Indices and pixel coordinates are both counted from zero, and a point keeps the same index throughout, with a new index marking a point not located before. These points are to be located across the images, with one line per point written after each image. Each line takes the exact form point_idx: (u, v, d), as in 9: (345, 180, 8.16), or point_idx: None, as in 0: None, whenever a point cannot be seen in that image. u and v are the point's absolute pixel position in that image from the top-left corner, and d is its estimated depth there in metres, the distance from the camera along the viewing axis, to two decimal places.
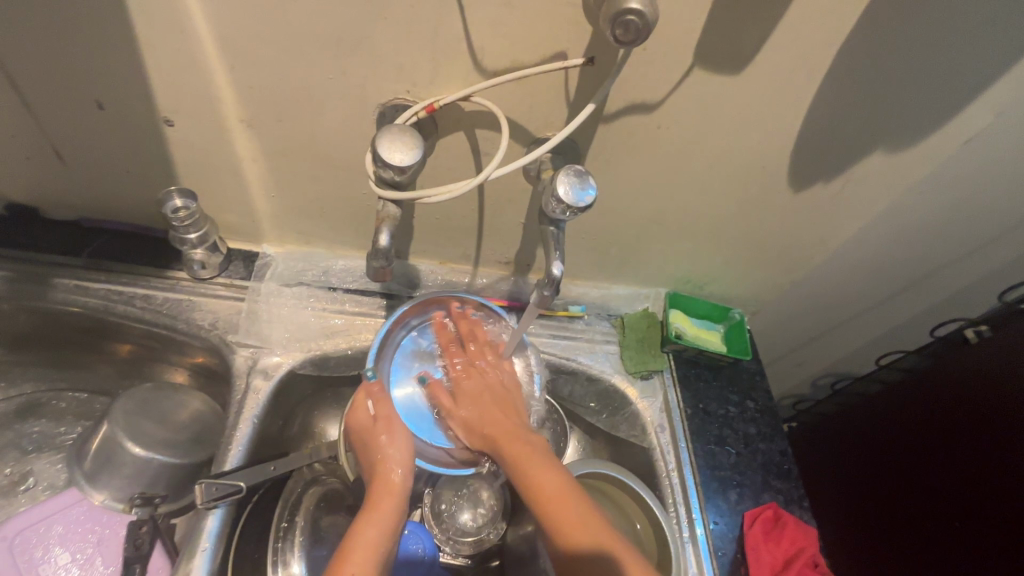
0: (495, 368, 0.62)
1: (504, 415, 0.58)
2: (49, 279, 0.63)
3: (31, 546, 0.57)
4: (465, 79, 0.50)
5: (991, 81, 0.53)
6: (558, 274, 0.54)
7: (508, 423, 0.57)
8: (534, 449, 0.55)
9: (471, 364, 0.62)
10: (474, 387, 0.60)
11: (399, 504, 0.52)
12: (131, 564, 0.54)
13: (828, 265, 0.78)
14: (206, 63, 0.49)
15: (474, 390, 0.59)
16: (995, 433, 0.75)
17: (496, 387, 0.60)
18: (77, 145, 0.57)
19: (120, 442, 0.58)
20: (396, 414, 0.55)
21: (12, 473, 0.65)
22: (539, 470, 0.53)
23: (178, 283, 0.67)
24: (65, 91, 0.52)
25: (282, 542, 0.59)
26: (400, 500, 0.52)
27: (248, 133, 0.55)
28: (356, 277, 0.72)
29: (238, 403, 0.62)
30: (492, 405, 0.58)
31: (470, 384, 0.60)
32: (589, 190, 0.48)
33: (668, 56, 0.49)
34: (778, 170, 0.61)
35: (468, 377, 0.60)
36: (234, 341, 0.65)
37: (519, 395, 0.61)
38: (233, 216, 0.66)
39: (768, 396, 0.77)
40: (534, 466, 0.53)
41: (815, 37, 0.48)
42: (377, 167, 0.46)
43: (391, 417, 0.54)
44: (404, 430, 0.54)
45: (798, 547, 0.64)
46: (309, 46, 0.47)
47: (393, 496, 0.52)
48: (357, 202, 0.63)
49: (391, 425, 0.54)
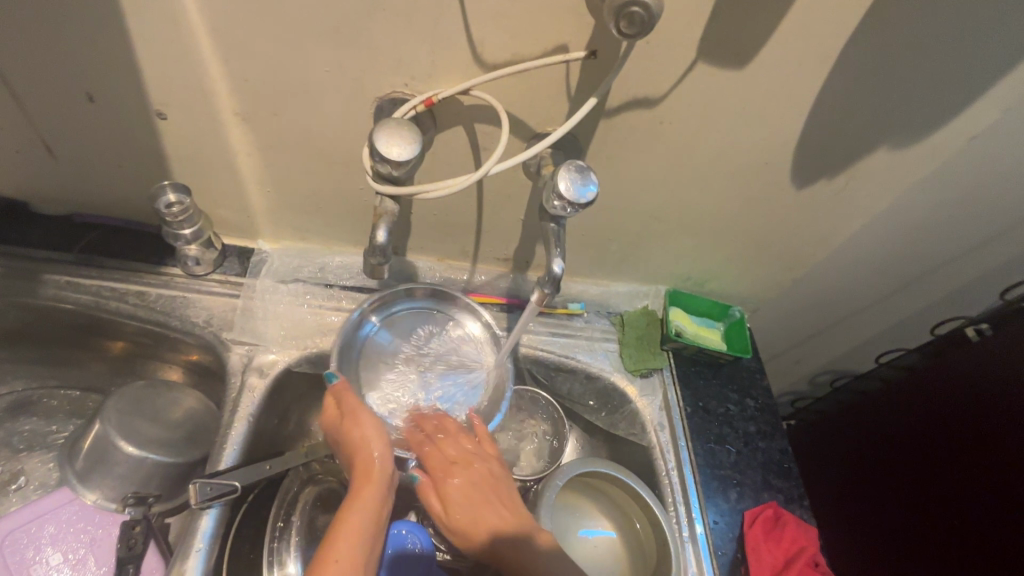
0: (477, 457, 0.57)
1: (496, 511, 0.54)
2: (39, 275, 0.62)
3: (21, 546, 0.55)
4: (465, 72, 0.49)
5: (998, 78, 0.53)
6: (559, 272, 0.53)
7: (502, 517, 0.54)
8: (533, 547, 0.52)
9: (450, 460, 0.56)
10: (460, 487, 0.54)
11: (383, 492, 0.50)
12: (124, 564, 0.54)
13: (830, 262, 0.78)
14: (200, 55, 0.47)
15: (460, 489, 0.54)
16: (996, 433, 0.75)
17: (484, 479, 0.55)
18: (68, 138, 0.56)
19: (113, 442, 0.57)
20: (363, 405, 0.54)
21: (3, 472, 0.63)
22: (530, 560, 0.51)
23: (172, 279, 0.65)
24: (55, 83, 0.50)
25: (278, 542, 0.58)
26: (385, 490, 0.51)
27: (242, 127, 0.54)
28: (353, 273, 0.71)
29: (233, 401, 0.61)
30: (482, 501, 0.54)
31: (457, 485, 0.55)
32: (591, 186, 0.47)
33: (672, 50, 0.48)
34: (782, 166, 0.60)
35: (454, 475, 0.55)
36: (229, 339, 0.64)
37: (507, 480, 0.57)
38: (228, 212, 0.65)
39: (768, 394, 0.76)
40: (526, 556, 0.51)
41: (821, 32, 0.47)
42: (375, 161, 0.45)
43: (357, 408, 0.53)
44: (372, 415, 0.53)
45: (799, 546, 0.64)
46: (305, 38, 0.46)
47: (375, 484, 0.50)
48: (354, 197, 0.62)
49: (359, 415, 0.53)
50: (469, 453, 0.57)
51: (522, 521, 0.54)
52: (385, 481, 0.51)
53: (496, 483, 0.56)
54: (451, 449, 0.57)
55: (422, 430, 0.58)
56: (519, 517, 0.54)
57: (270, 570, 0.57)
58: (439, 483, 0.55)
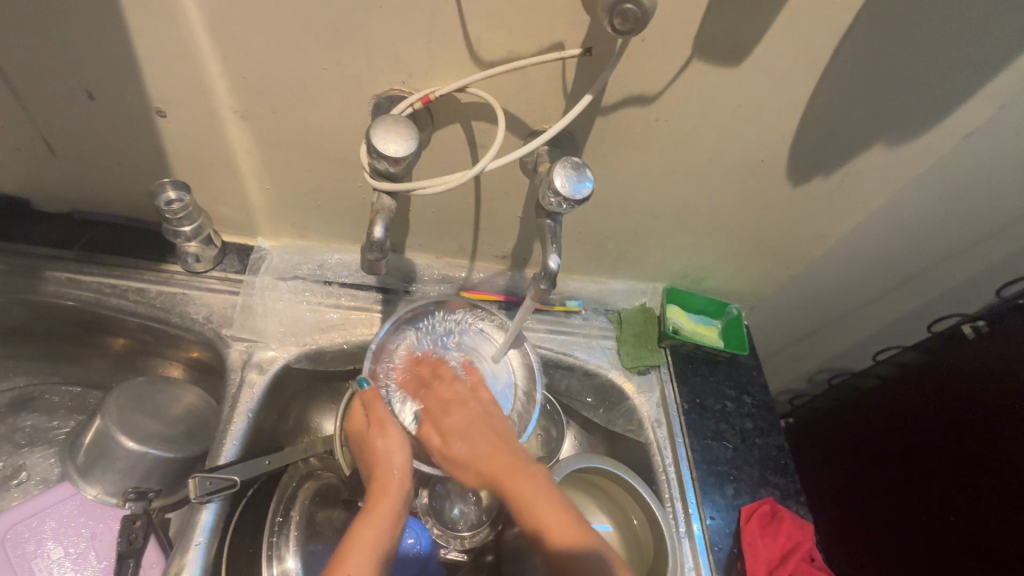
0: (474, 396, 0.56)
1: (491, 443, 0.52)
2: (41, 272, 0.63)
3: (23, 541, 0.56)
4: (462, 70, 0.49)
5: (992, 74, 0.53)
6: (555, 268, 0.54)
7: (498, 450, 0.52)
8: (537, 483, 0.50)
9: (446, 399, 0.56)
10: (457, 420, 0.54)
11: (399, 506, 0.50)
12: (125, 557, 0.55)
13: (826, 259, 0.78)
14: (199, 53, 0.48)
15: (456, 424, 0.54)
16: (992, 429, 0.75)
17: (480, 415, 0.55)
18: (69, 136, 0.56)
19: (114, 437, 0.58)
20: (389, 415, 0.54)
21: (5, 467, 0.64)
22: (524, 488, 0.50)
23: (172, 276, 0.66)
24: (55, 81, 0.51)
25: (278, 537, 0.59)
26: (401, 508, 0.51)
27: (241, 125, 0.54)
28: (352, 270, 0.71)
29: (233, 397, 0.62)
30: (477, 434, 0.53)
31: (453, 420, 0.54)
32: (586, 182, 0.47)
33: (667, 48, 0.48)
34: (777, 164, 0.61)
35: (451, 411, 0.55)
36: (228, 335, 0.65)
37: (506, 421, 0.56)
38: (227, 209, 0.66)
39: (765, 391, 0.77)
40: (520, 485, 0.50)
41: (815, 29, 0.48)
42: (372, 158, 0.46)
43: (384, 418, 0.53)
44: (398, 428, 0.53)
45: (795, 541, 0.64)
46: (303, 35, 0.46)
47: (392, 497, 0.50)
48: (352, 195, 0.62)
49: (385, 428, 0.53)
50: (466, 392, 0.57)
51: (519, 456, 0.52)
52: (402, 498, 0.51)
53: (491, 420, 0.55)
54: (447, 389, 0.57)
55: (423, 374, 0.59)
56: (514, 451, 0.53)
57: (270, 565, 0.57)
58: (436, 419, 0.55)
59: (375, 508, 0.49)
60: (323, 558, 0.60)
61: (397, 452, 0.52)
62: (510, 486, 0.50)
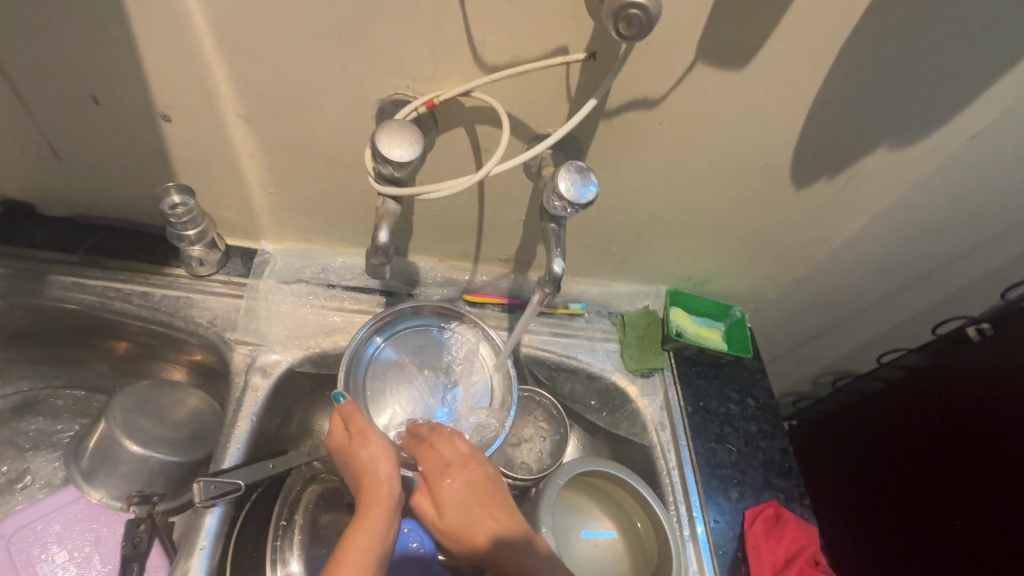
0: (473, 460, 0.54)
1: (487, 512, 0.51)
2: (45, 276, 0.63)
3: (28, 545, 0.56)
4: (465, 74, 0.49)
5: (997, 76, 0.53)
6: (559, 272, 0.53)
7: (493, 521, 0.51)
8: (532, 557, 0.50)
9: (445, 461, 0.54)
10: (453, 488, 0.52)
11: (387, 518, 0.50)
12: (129, 562, 0.55)
13: (830, 262, 0.78)
14: (203, 58, 0.48)
15: (452, 494, 0.51)
16: (997, 431, 0.75)
17: (477, 483, 0.52)
18: (73, 141, 0.56)
19: (118, 441, 0.58)
20: (371, 427, 0.54)
21: (9, 471, 0.64)
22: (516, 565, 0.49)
23: (176, 280, 0.66)
24: (61, 86, 0.51)
25: (282, 541, 0.59)
26: (389, 516, 0.50)
27: (246, 129, 0.55)
28: (355, 274, 0.71)
29: (237, 401, 0.62)
30: (474, 504, 0.51)
31: (451, 488, 0.52)
32: (591, 186, 0.47)
33: (671, 51, 0.48)
34: (781, 167, 0.61)
35: (447, 475, 0.53)
36: (232, 339, 0.65)
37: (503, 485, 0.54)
38: (231, 213, 0.66)
39: (769, 394, 0.76)
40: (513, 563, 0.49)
41: (820, 33, 0.47)
42: (376, 162, 0.46)
43: (366, 429, 0.53)
44: (379, 439, 0.53)
45: (799, 545, 0.64)
46: (307, 40, 0.47)
47: (382, 504, 0.50)
48: (356, 198, 0.62)
49: (367, 437, 0.53)
50: (464, 453, 0.54)
51: (515, 529, 0.51)
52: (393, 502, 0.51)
53: (489, 485, 0.53)
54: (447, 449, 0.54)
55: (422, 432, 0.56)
56: (510, 525, 0.51)
57: (274, 569, 0.57)
58: (432, 488, 0.53)
59: (366, 516, 0.49)
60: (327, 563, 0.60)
61: (384, 462, 0.52)
62: (507, 564, 0.49)
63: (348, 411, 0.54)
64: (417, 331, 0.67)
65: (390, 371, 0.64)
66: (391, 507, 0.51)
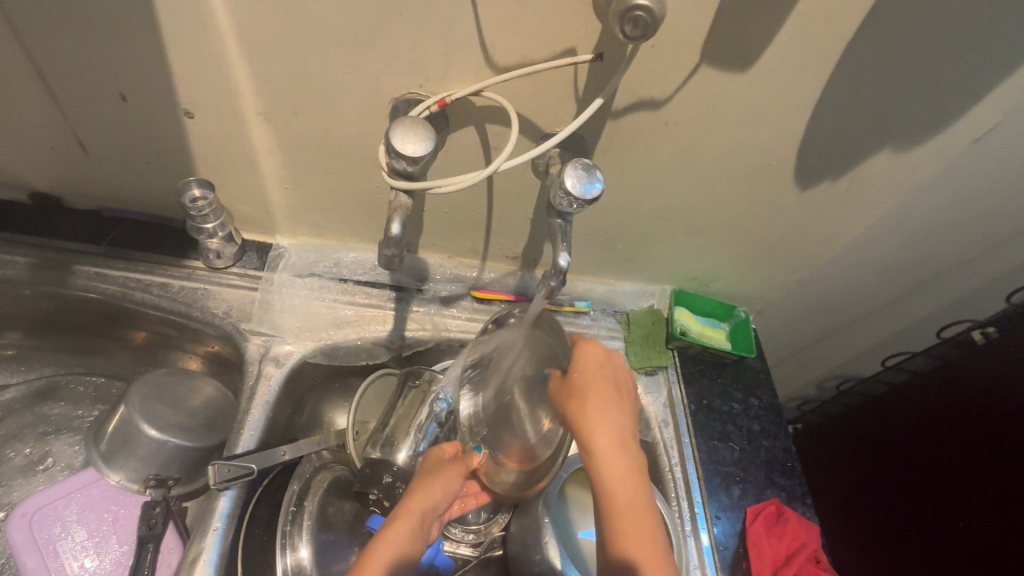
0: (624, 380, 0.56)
1: (620, 414, 0.53)
2: (70, 266, 0.65)
3: (48, 522, 0.58)
4: (476, 74, 0.51)
5: (999, 81, 0.54)
6: (564, 265, 0.54)
7: (624, 426, 0.53)
8: (640, 500, 0.50)
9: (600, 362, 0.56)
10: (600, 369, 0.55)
11: (406, 539, 0.54)
12: (144, 543, 0.57)
13: (834, 263, 0.79)
14: (226, 57, 0.50)
15: (590, 381, 0.54)
16: (1001, 433, 0.75)
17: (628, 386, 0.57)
18: (100, 136, 0.59)
19: (136, 425, 0.60)
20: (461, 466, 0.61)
21: (31, 453, 0.66)
22: (621, 477, 0.50)
23: (195, 272, 0.68)
24: (90, 83, 0.53)
25: (290, 526, 0.60)
26: (412, 538, 0.54)
27: (265, 126, 0.57)
28: (367, 268, 0.73)
29: (251, 388, 0.64)
30: (606, 396, 0.53)
31: (595, 386, 0.54)
32: (596, 183, 0.49)
33: (675, 54, 0.49)
34: (786, 168, 0.62)
35: (592, 360, 0.56)
36: (247, 329, 0.67)
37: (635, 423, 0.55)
38: (249, 208, 0.68)
39: (772, 394, 0.77)
40: (615, 471, 0.50)
41: (822, 37, 0.49)
42: (390, 158, 0.47)
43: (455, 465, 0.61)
44: (454, 478, 0.60)
45: (800, 542, 0.64)
46: (326, 41, 0.49)
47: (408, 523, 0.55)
48: (368, 195, 0.64)
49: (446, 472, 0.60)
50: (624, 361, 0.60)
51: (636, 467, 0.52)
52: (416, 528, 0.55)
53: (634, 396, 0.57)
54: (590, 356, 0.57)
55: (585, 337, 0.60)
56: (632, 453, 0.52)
57: (283, 553, 0.58)
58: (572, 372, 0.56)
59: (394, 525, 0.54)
60: (336, 548, 0.62)
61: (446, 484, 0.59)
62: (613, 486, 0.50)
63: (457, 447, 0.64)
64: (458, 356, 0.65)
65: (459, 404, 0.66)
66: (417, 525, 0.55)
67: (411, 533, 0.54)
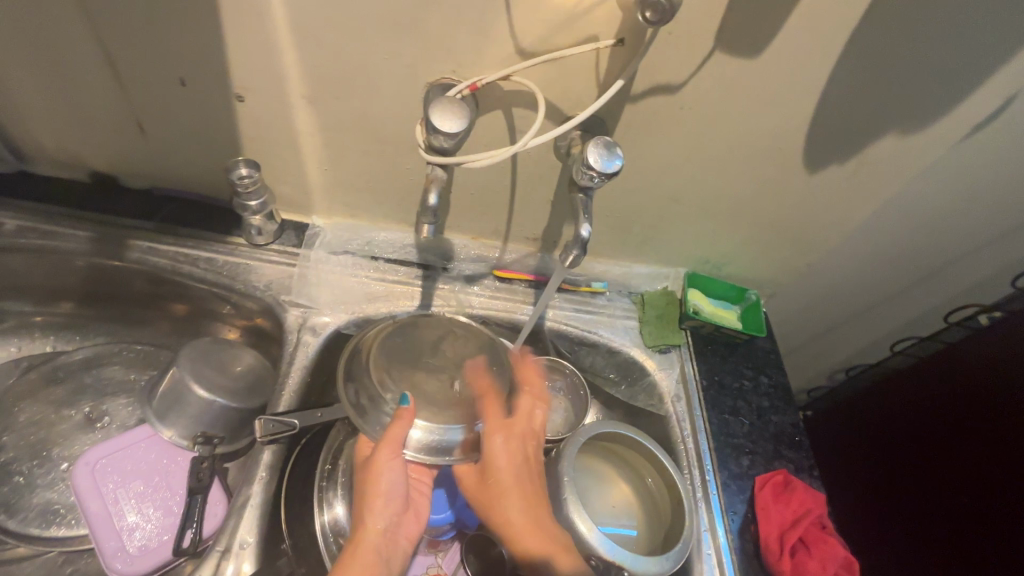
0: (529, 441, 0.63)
1: (526, 493, 0.60)
2: (125, 240, 0.71)
3: (108, 472, 0.63)
4: (505, 60, 0.55)
5: (999, 67, 0.57)
6: (586, 236, 0.58)
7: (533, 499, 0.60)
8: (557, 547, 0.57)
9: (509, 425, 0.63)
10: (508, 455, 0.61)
11: (375, 545, 0.56)
12: (194, 493, 0.62)
13: (843, 248, 0.82)
14: (278, 45, 0.55)
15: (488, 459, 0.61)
16: (1006, 410, 0.78)
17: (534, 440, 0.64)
18: (159, 118, 0.64)
19: (187, 385, 0.65)
20: (387, 447, 0.57)
21: (91, 411, 0.72)
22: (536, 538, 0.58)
23: (238, 248, 0.73)
24: (154, 68, 0.58)
25: (327, 483, 0.65)
26: (376, 543, 0.56)
27: (309, 109, 0.61)
28: (396, 248, 0.78)
29: (290, 355, 0.69)
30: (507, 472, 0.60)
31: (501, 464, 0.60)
32: (616, 159, 0.53)
33: (690, 41, 0.53)
34: (795, 152, 0.65)
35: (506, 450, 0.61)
36: (287, 301, 0.72)
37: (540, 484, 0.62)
38: (289, 188, 0.73)
39: (781, 372, 0.80)
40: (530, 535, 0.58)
41: (829, 24, 0.52)
42: (429, 134, 0.52)
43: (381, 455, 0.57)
44: (394, 459, 0.57)
45: (807, 508, 0.67)
46: (369, 29, 0.53)
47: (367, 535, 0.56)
48: (401, 176, 0.69)
49: (380, 465, 0.57)
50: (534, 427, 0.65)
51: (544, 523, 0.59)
52: (381, 527, 0.57)
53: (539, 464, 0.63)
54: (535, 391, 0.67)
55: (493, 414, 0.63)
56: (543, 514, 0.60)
57: (321, 510, 0.63)
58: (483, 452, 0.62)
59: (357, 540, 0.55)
60: None
61: (390, 477, 0.57)
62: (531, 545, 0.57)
63: (406, 420, 0.58)
64: (395, 339, 0.67)
65: (435, 395, 0.63)
66: (381, 523, 0.57)
67: (374, 566, 0.54)
